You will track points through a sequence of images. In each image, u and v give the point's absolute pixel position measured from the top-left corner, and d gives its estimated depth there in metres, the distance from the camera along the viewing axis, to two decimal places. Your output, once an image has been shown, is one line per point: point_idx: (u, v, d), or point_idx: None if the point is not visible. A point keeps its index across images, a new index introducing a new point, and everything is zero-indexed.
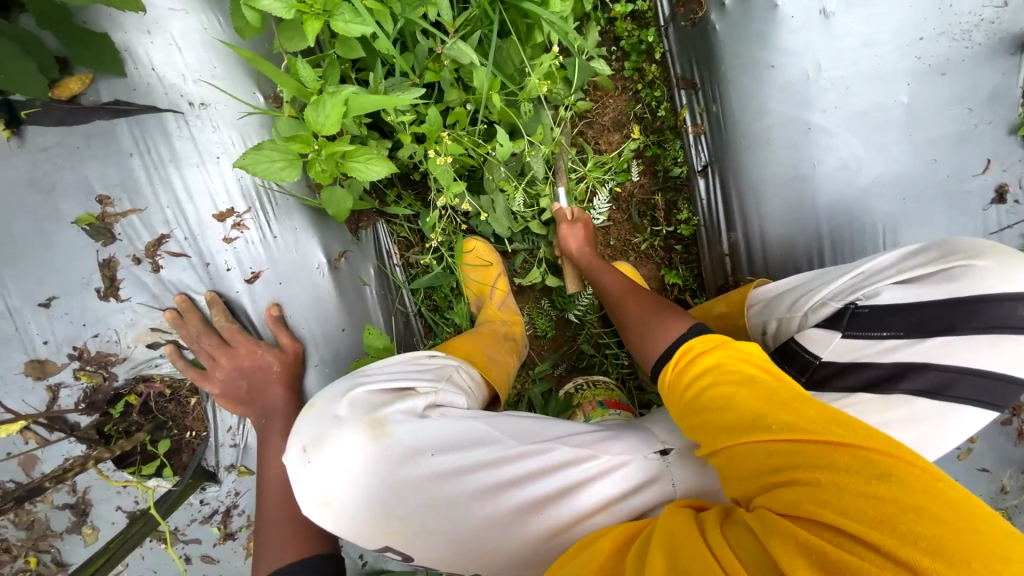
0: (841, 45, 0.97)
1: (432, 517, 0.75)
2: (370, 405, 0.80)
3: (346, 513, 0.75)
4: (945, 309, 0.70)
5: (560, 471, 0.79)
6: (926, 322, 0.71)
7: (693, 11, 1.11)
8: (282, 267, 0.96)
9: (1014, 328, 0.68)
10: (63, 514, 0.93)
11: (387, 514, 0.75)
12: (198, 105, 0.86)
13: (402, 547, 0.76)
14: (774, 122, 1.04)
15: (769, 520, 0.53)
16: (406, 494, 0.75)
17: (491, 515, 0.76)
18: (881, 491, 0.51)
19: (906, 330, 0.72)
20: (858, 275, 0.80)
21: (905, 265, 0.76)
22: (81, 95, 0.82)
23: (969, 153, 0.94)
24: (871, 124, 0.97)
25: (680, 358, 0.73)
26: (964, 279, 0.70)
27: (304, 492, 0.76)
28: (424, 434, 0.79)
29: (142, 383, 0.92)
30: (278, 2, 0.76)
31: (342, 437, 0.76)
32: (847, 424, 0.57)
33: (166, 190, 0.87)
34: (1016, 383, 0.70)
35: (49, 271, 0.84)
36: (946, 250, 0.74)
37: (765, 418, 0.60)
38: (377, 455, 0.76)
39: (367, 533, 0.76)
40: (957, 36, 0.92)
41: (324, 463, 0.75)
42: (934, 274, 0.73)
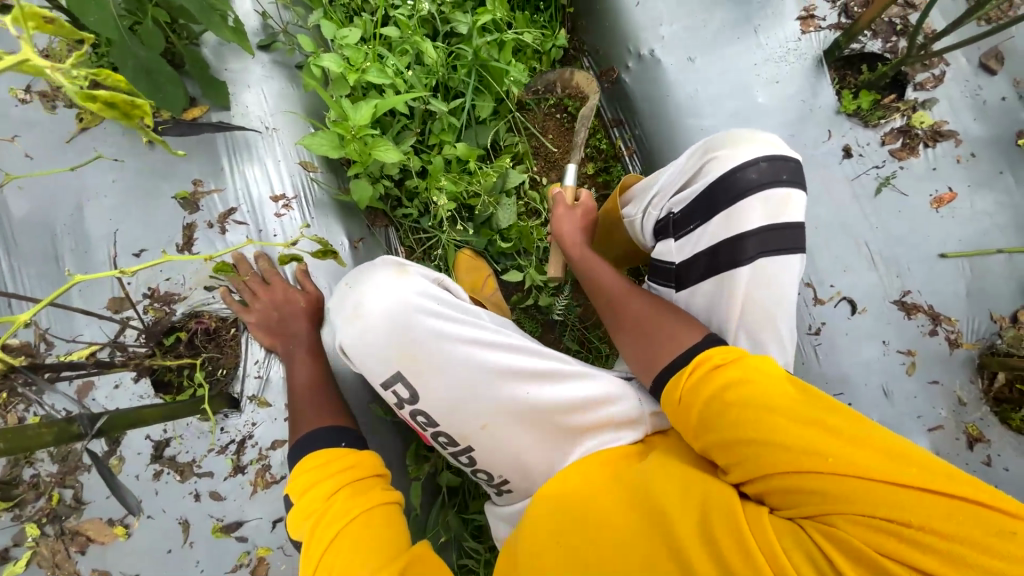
0: (707, 75, 1.41)
1: (441, 345, 0.87)
2: (399, 263, 0.96)
3: (369, 329, 0.87)
4: (706, 197, 0.87)
5: (536, 361, 0.92)
6: (702, 207, 0.88)
7: (609, 75, 1.57)
8: (315, 239, 1.27)
9: (752, 191, 0.83)
10: (99, 444, 1.04)
11: (401, 344, 0.87)
12: (271, 128, 1.27)
13: (411, 377, 0.88)
14: (677, 130, 1.44)
15: (838, 544, 0.59)
16: (417, 337, 0.87)
17: (485, 380, 0.89)
18: (990, 544, 0.54)
19: (696, 219, 0.89)
20: (658, 199, 0.97)
21: (684, 167, 0.93)
22: (200, 118, 1.22)
23: (816, 128, 1.31)
24: (741, 120, 1.37)
25: (695, 368, 0.78)
26: (711, 172, 0.87)
27: (342, 315, 0.91)
28: (443, 292, 0.93)
29: (193, 320, 1.11)
30: (333, 62, 1.24)
31: (377, 278, 0.91)
32: (924, 465, 0.61)
33: (240, 178, 1.22)
34: (791, 228, 0.83)
35: (146, 231, 1.13)
36: (698, 155, 0.91)
37: (824, 452, 0.64)
38: (408, 293, 0.89)
39: (384, 359, 0.88)
40: (777, 60, 1.36)
41: (361, 289, 0.91)
42: (699, 170, 0.90)
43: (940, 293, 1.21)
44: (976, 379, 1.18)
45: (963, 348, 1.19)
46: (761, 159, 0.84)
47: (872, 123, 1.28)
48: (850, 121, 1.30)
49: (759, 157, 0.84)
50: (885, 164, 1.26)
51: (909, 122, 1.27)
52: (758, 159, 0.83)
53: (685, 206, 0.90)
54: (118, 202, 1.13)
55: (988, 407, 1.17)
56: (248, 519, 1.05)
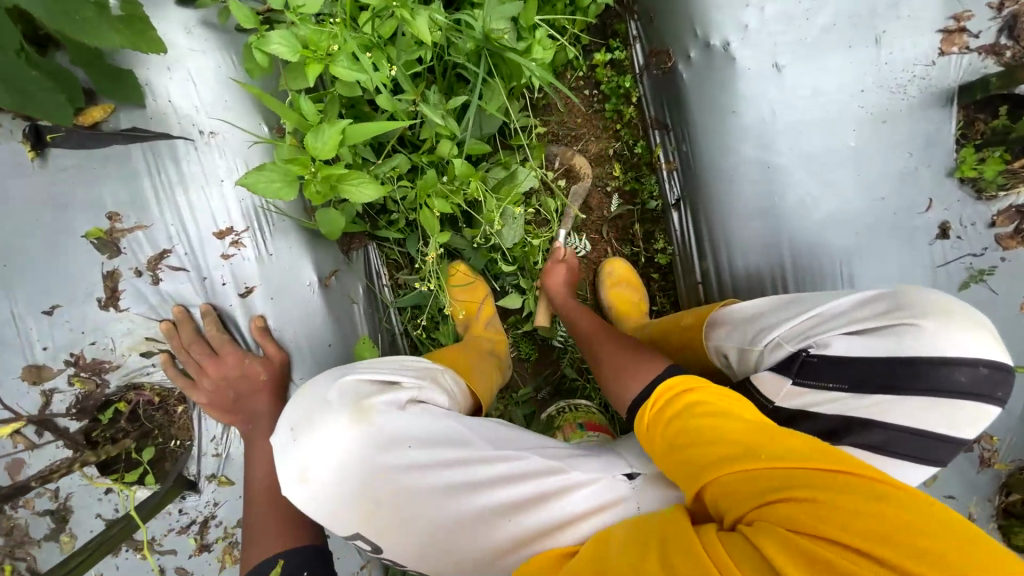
0: (793, 94, 1.07)
1: (409, 505, 0.79)
2: (356, 392, 0.83)
3: (325, 492, 0.78)
4: (890, 369, 0.69)
5: (527, 484, 0.83)
6: (872, 376, 0.70)
7: (663, 61, 1.20)
8: (274, 283, 1.02)
9: (948, 393, 0.67)
10: (43, 520, 0.94)
11: (362, 505, 0.78)
12: (208, 134, 0.95)
13: (376, 536, 0.79)
14: (736, 161, 1.13)
15: (765, 532, 0.58)
16: (378, 495, 0.78)
17: (460, 525, 0.79)
18: (877, 510, 0.56)
19: (851, 384, 0.71)
20: (812, 320, 0.77)
21: (856, 314, 0.74)
22: (103, 122, 0.90)
23: (913, 192, 1.04)
24: (822, 164, 1.07)
25: (660, 395, 0.81)
26: (911, 339, 0.68)
27: (284, 471, 0.79)
28: (410, 428, 0.83)
29: (132, 391, 0.96)
30: (284, 47, 0.86)
31: (330, 422, 0.79)
32: (832, 452, 0.64)
33: (171, 208, 0.94)
34: (954, 443, 0.69)
35: (55, 281, 0.90)
36: (897, 304, 0.72)
37: (757, 451, 0.66)
38: (364, 442, 0.79)
39: (345, 520, 0.79)
40: (893, 89, 1.02)
41: (309, 442, 0.79)
42: (880, 328, 0.71)
43: None
44: (996, 497, 1.10)
45: (993, 467, 1.09)
46: (980, 362, 0.67)
47: (986, 196, 1.02)
48: (961, 189, 1.03)
49: (981, 359, 0.67)
50: (985, 252, 1.02)
51: None
52: (979, 361, 0.67)
53: (839, 355, 0.72)
54: (13, 240, 0.88)
55: (996, 525, 1.11)
56: None
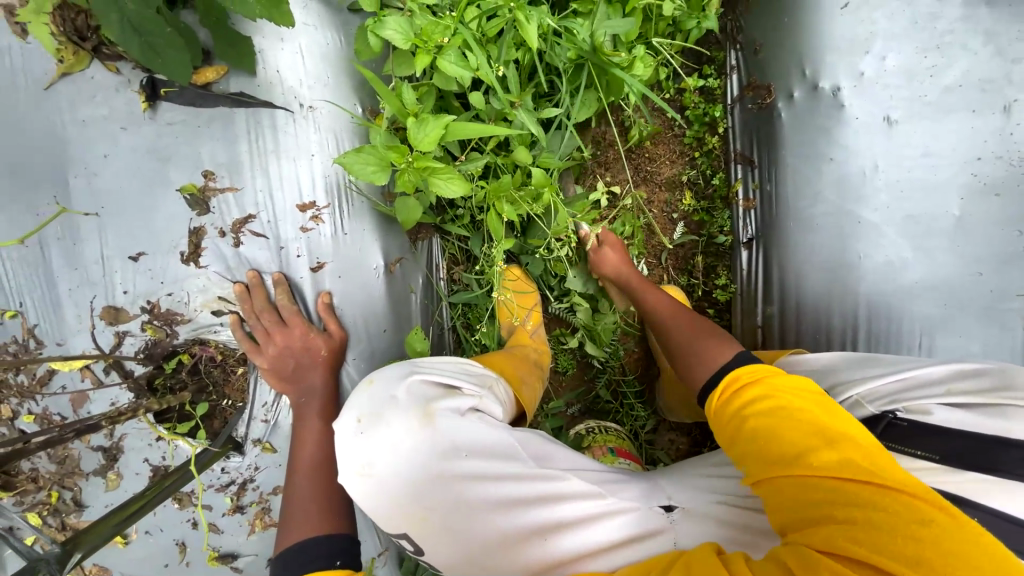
0: (901, 151, 1.02)
1: (458, 517, 0.78)
2: (424, 395, 0.83)
3: (384, 487, 0.78)
4: (986, 446, 0.65)
5: (574, 506, 0.82)
6: (963, 450, 0.66)
7: (761, 96, 1.16)
8: (344, 263, 1.02)
9: None
10: (95, 456, 0.98)
11: (415, 505, 0.78)
12: (307, 107, 0.96)
13: (421, 538, 0.79)
14: (824, 211, 1.09)
15: (800, 555, 0.59)
16: (432, 498, 0.78)
17: (505, 544, 0.78)
18: (918, 536, 0.54)
19: (943, 455, 0.67)
20: (902, 383, 0.77)
21: (954, 386, 0.73)
22: (213, 83, 0.93)
23: (1017, 272, 0.98)
24: (920, 228, 1.02)
25: (726, 388, 0.79)
26: (1014, 418, 0.65)
27: (346, 462, 0.80)
28: (472, 435, 0.83)
29: (197, 345, 0.99)
30: (399, 34, 0.87)
31: (397, 418, 0.80)
32: (880, 461, 0.61)
33: (262, 175, 0.96)
34: None
35: (144, 230, 0.92)
36: (1003, 383, 0.70)
37: (804, 454, 0.65)
38: (428, 442, 0.79)
39: (394, 517, 0.79)
40: (1014, 162, 0.97)
41: (373, 439, 0.79)
42: (981, 404, 0.69)
43: None
44: None
45: None
46: None
47: None
48: None
49: None
50: None
51: None
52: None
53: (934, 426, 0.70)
54: (112, 183, 0.91)
55: None
56: (244, 553, 1.03)
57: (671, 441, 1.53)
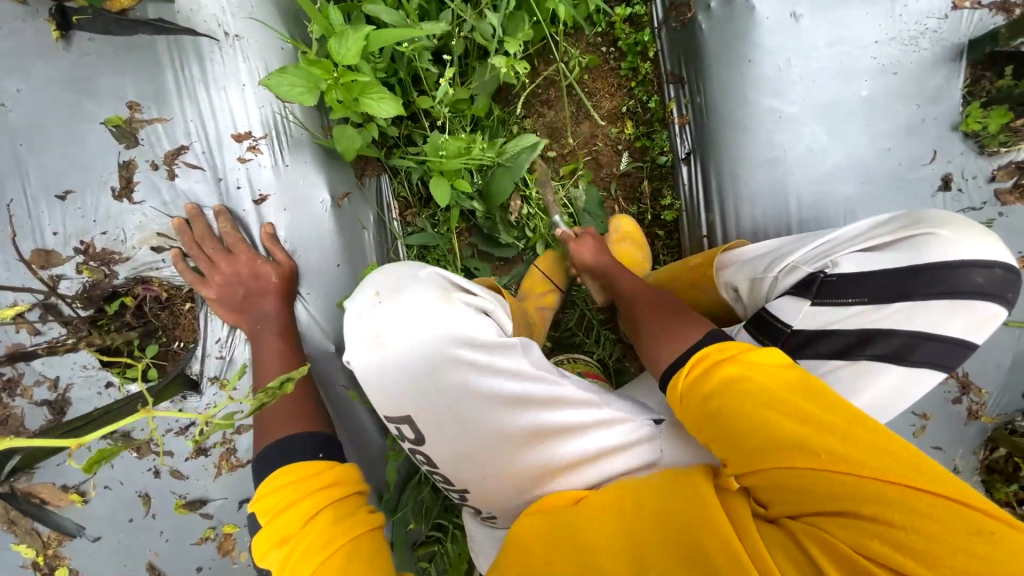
0: (810, 44, 1.09)
1: (466, 407, 0.78)
2: (447, 286, 0.81)
3: (398, 363, 0.76)
4: (906, 276, 0.74)
5: (576, 411, 0.80)
6: (887, 286, 0.75)
7: (682, 13, 1.22)
8: (287, 194, 1.02)
9: (966, 293, 0.71)
10: (40, 411, 0.93)
11: (423, 395, 0.77)
12: (233, 36, 0.95)
13: (423, 428, 0.79)
14: (751, 112, 1.16)
15: (834, 556, 0.52)
16: (444, 385, 0.77)
17: (508, 443, 0.79)
18: (974, 548, 0.48)
19: (871, 296, 0.75)
20: (830, 241, 0.83)
21: (874, 233, 0.80)
22: (129, 10, 0.90)
23: (919, 143, 1.06)
24: (833, 114, 1.09)
25: (696, 363, 0.72)
26: (927, 247, 0.73)
27: (360, 334, 0.78)
28: (484, 333, 0.79)
29: (140, 285, 0.95)
30: None
31: (419, 297, 0.78)
32: (911, 461, 0.55)
33: (192, 104, 0.94)
34: (956, 343, 0.73)
35: (70, 167, 0.89)
36: (913, 220, 0.78)
37: (825, 450, 0.57)
38: (447, 326, 0.77)
39: (400, 401, 0.78)
40: (906, 41, 1.04)
41: (394, 311, 0.77)
42: (899, 242, 0.77)
43: (980, 361, 1.11)
44: (980, 451, 1.14)
45: (980, 420, 1.12)
46: (995, 264, 0.72)
47: (989, 151, 1.04)
48: (964, 144, 1.05)
49: (996, 261, 0.72)
50: (985, 206, 1.04)
51: None
52: (992, 262, 0.72)
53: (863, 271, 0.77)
54: (31, 119, 0.87)
55: (978, 477, 1.14)
56: (213, 498, 1.01)
57: (638, 368, 1.58)
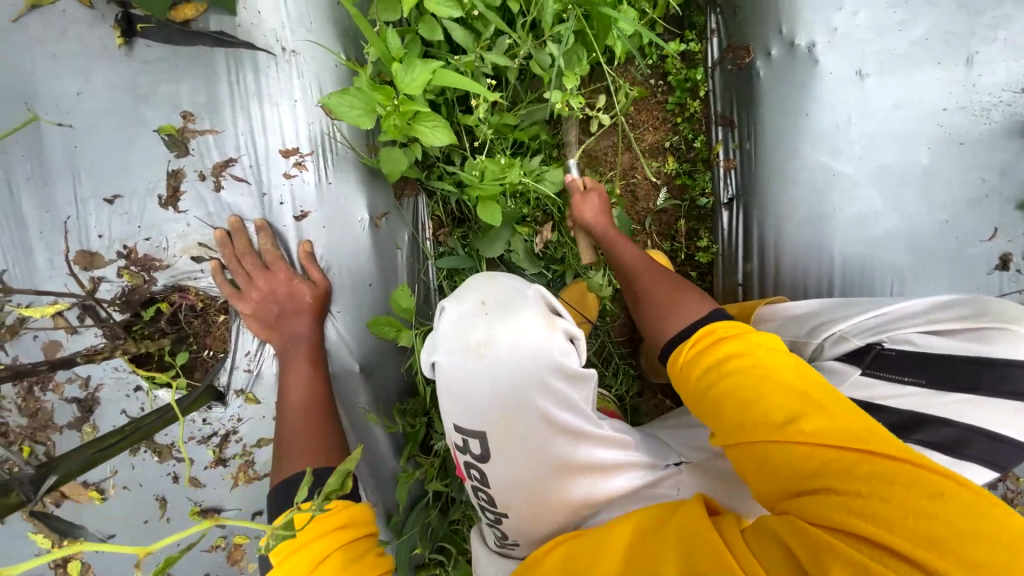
0: (873, 104, 1.06)
1: (543, 431, 0.78)
2: (551, 306, 0.85)
3: (493, 373, 0.77)
4: (968, 368, 0.69)
5: (615, 450, 0.85)
6: (946, 374, 0.71)
7: (740, 57, 1.19)
8: (328, 212, 1.01)
9: None
10: (70, 408, 0.94)
11: (508, 411, 0.77)
12: (290, 52, 0.95)
13: (495, 442, 0.79)
14: (803, 166, 1.12)
15: (795, 528, 0.54)
16: (528, 404, 0.77)
17: (571, 469, 0.80)
18: (929, 508, 0.49)
19: (929, 379, 0.73)
20: (882, 317, 0.82)
21: (936, 316, 0.76)
22: (193, 21, 0.90)
23: (980, 218, 1.02)
24: (890, 178, 1.06)
25: (698, 340, 0.75)
26: (994, 342, 0.68)
27: (460, 338, 0.79)
28: (575, 361, 0.81)
29: (177, 293, 0.96)
30: None
31: (526, 314, 0.80)
32: (880, 434, 0.56)
33: (244, 118, 0.94)
34: (1018, 449, 0.66)
35: (120, 172, 0.90)
36: (978, 309, 0.73)
37: (797, 420, 0.59)
38: (550, 347, 0.78)
39: (486, 415, 0.78)
40: (977, 112, 1.00)
41: (498, 320, 0.79)
42: (964, 331, 0.72)
43: None
44: None
45: (1014, 509, 1.07)
46: None
47: None
48: None
49: None
50: None
51: None
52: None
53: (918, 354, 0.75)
54: (88, 122, 0.88)
55: None
56: (226, 508, 1.01)
57: (656, 406, 1.56)
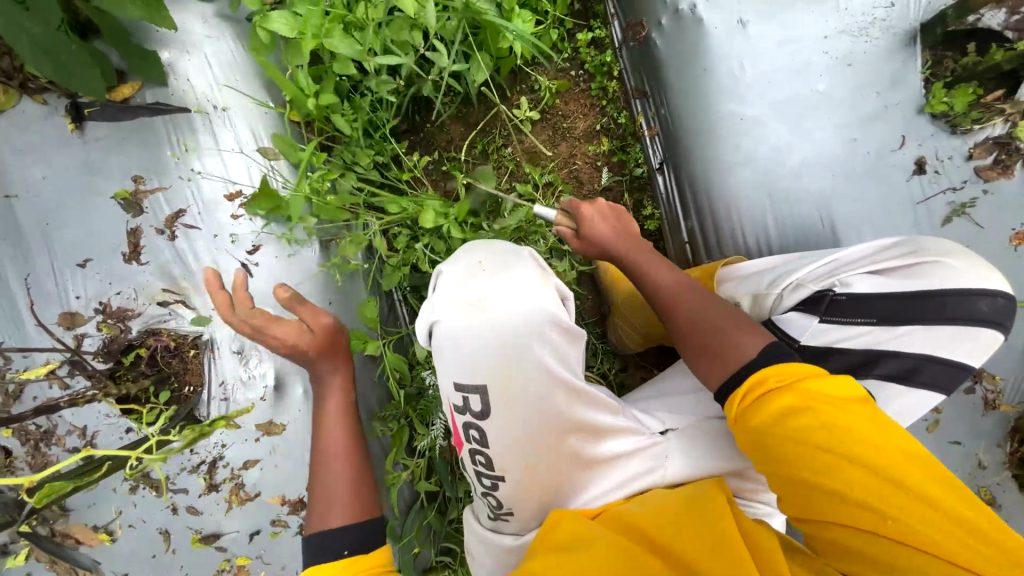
0: (760, 47, 1.11)
1: (539, 385, 0.80)
2: (543, 267, 0.91)
3: (494, 322, 0.79)
4: (910, 303, 0.74)
5: (608, 415, 0.87)
6: (892, 309, 0.75)
7: (637, 32, 1.26)
8: (280, 243, 1.12)
9: (968, 320, 0.71)
10: (72, 457, 1.03)
11: (507, 362, 0.79)
12: (221, 108, 1.08)
13: (492, 399, 0.80)
14: (713, 117, 1.16)
15: None
16: (526, 355, 0.79)
17: (570, 426, 0.82)
18: None
19: (877, 318, 0.76)
20: (833, 262, 0.83)
21: (878, 257, 0.80)
22: (131, 98, 1.03)
23: (886, 130, 1.05)
24: (793, 111, 1.10)
25: (750, 391, 0.69)
26: (931, 277, 0.73)
27: (461, 297, 0.82)
28: (567, 315, 0.86)
29: (151, 337, 1.04)
30: (283, 25, 0.99)
31: (520, 270, 0.86)
32: (962, 529, 0.56)
33: (187, 173, 1.06)
34: (951, 365, 0.73)
35: (87, 239, 1.02)
36: (918, 248, 0.77)
37: (880, 508, 0.59)
38: (544, 300, 0.83)
39: (486, 368, 0.79)
40: (855, 33, 1.05)
41: (494, 275, 0.84)
42: (905, 270, 0.76)
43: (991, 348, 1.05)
44: (1005, 443, 1.06)
45: (999, 410, 1.05)
46: (998, 294, 0.71)
47: (962, 130, 1.02)
48: (934, 125, 1.04)
49: (998, 291, 0.71)
50: (965, 186, 1.02)
51: (1011, 131, 1.00)
52: (997, 291, 0.71)
53: (869, 297, 0.77)
54: (54, 201, 1.01)
55: (1008, 472, 1.06)
56: (226, 531, 1.08)
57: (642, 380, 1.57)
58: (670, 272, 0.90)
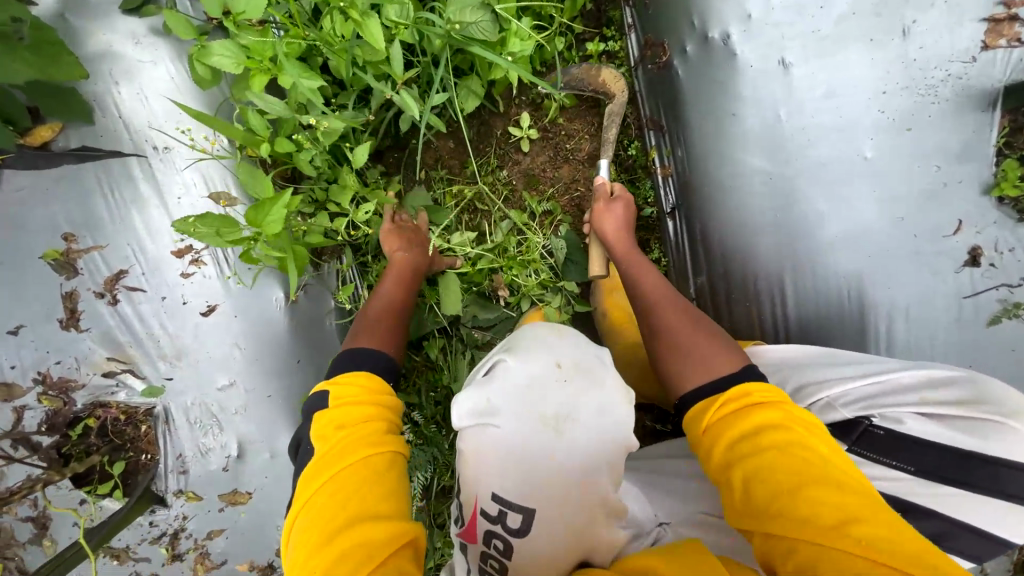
0: (802, 96, 0.94)
1: (591, 514, 0.73)
2: None
3: (570, 445, 0.72)
4: (959, 460, 0.62)
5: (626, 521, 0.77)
6: (937, 464, 0.63)
7: (657, 55, 1.05)
8: (239, 300, 1.00)
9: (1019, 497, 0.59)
10: (26, 526, 0.96)
11: (568, 487, 0.72)
12: (162, 149, 0.92)
13: (533, 518, 0.72)
14: (738, 171, 0.99)
15: None
16: (592, 484, 0.73)
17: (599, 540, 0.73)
18: None
19: (918, 467, 0.64)
20: (879, 385, 0.70)
21: (930, 394, 0.66)
22: (52, 141, 0.90)
23: (941, 212, 0.90)
24: (833, 176, 0.94)
25: (729, 401, 0.68)
26: (991, 437, 0.60)
27: (536, 406, 0.73)
28: None
29: (99, 408, 0.96)
30: (226, 59, 0.82)
31: (604, 381, 0.76)
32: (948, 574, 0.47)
33: (126, 228, 0.92)
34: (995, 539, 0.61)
35: (17, 304, 0.90)
36: (978, 394, 0.64)
37: (845, 526, 0.51)
38: (626, 427, 0.75)
39: (543, 488, 0.72)
40: (922, 91, 0.89)
41: (574, 386, 0.74)
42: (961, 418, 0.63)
43: None
44: None
45: None
46: None
47: None
48: (999, 210, 0.88)
49: None
50: None
51: None
52: None
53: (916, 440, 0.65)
54: None
55: None
56: None
57: None
58: (658, 280, 0.90)
